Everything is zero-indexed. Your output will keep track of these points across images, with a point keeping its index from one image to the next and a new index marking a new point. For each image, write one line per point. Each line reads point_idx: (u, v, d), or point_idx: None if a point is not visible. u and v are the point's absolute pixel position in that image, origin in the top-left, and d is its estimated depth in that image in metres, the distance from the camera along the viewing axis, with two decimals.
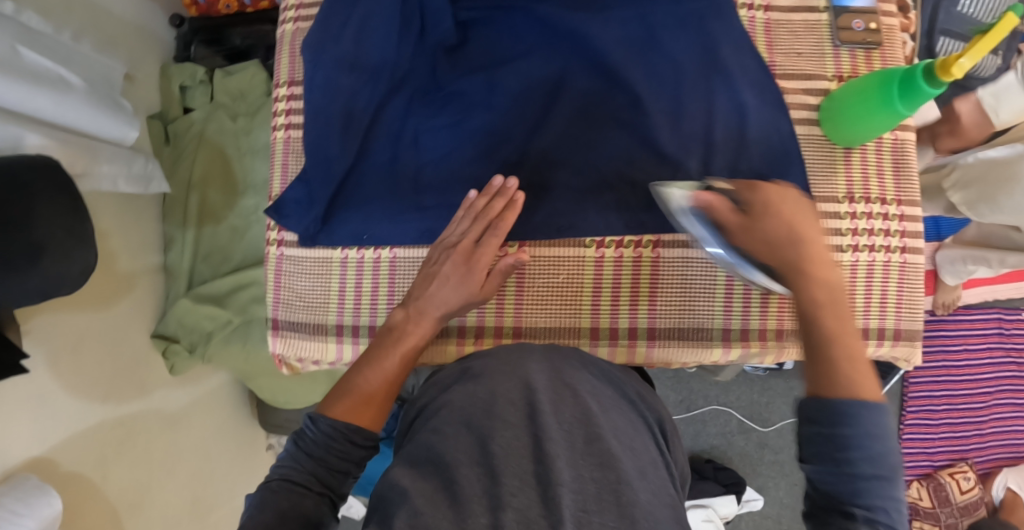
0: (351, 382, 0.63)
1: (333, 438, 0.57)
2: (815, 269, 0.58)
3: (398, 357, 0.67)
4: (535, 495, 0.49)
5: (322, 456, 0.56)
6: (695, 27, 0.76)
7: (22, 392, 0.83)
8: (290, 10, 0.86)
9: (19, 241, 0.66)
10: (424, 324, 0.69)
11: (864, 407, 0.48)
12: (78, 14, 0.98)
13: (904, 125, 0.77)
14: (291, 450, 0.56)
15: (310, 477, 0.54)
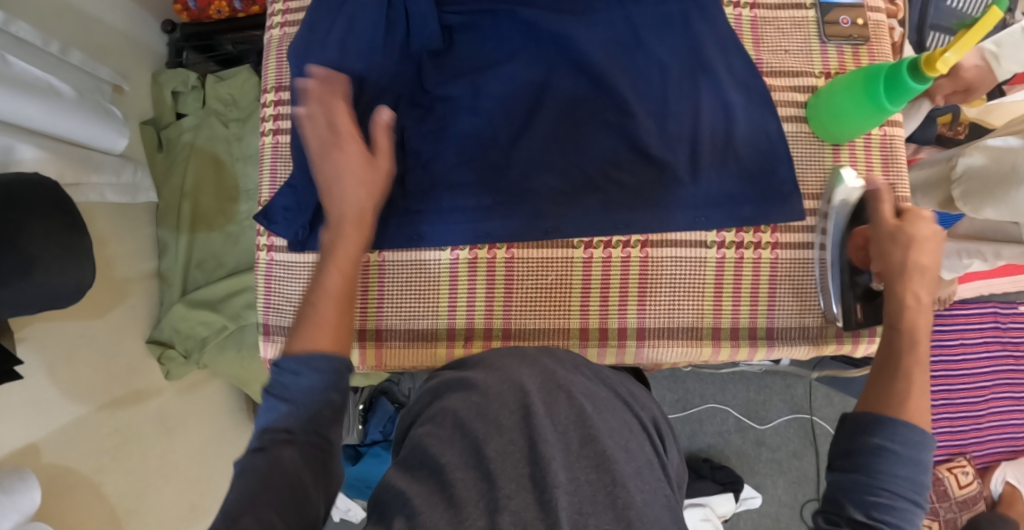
0: (304, 319, 0.60)
1: (304, 374, 0.55)
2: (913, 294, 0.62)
3: (338, 269, 0.64)
4: (531, 497, 0.49)
5: (298, 398, 0.54)
6: (680, 27, 0.76)
7: (17, 402, 0.83)
8: (277, 16, 0.86)
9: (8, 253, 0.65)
10: (354, 225, 0.66)
11: (909, 433, 0.52)
12: (66, 23, 0.98)
13: (892, 121, 0.77)
14: (269, 402, 0.54)
15: (290, 427, 0.52)
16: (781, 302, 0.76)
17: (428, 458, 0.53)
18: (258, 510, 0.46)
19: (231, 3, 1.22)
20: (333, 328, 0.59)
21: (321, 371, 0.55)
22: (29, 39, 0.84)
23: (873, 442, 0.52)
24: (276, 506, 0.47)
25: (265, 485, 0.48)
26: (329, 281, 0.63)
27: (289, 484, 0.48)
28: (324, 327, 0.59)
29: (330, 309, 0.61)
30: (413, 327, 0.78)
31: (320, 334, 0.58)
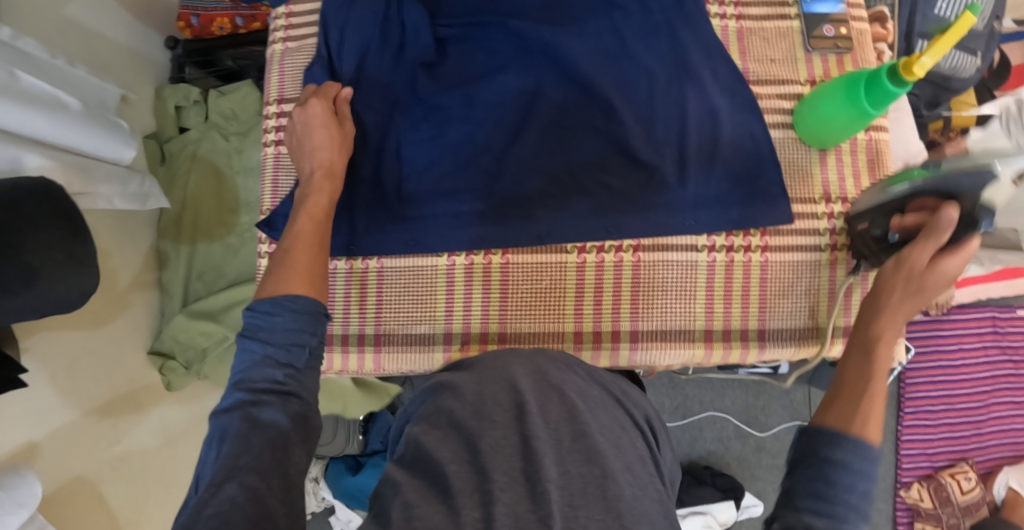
0: (275, 260, 0.64)
1: (276, 313, 0.58)
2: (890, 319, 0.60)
3: (308, 218, 0.68)
4: (523, 490, 0.50)
5: (272, 339, 0.57)
6: (666, 37, 0.78)
7: (19, 410, 0.84)
8: (279, 31, 0.88)
9: (13, 263, 0.67)
10: (320, 180, 0.71)
11: (864, 448, 0.50)
12: (70, 39, 1.01)
13: (878, 125, 0.79)
14: (244, 347, 0.57)
15: (264, 379, 0.54)
16: (772, 303, 0.77)
17: (424, 454, 0.54)
18: (240, 473, 0.49)
19: (233, 20, 1.25)
20: (306, 270, 0.63)
21: (294, 312, 0.58)
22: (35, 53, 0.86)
23: (831, 455, 0.50)
24: (256, 462, 0.50)
25: (245, 444, 0.50)
26: (299, 227, 0.68)
27: (268, 440, 0.51)
28: (294, 266, 0.63)
29: (301, 253, 0.65)
30: (412, 332, 0.80)
31: (291, 275, 0.62)
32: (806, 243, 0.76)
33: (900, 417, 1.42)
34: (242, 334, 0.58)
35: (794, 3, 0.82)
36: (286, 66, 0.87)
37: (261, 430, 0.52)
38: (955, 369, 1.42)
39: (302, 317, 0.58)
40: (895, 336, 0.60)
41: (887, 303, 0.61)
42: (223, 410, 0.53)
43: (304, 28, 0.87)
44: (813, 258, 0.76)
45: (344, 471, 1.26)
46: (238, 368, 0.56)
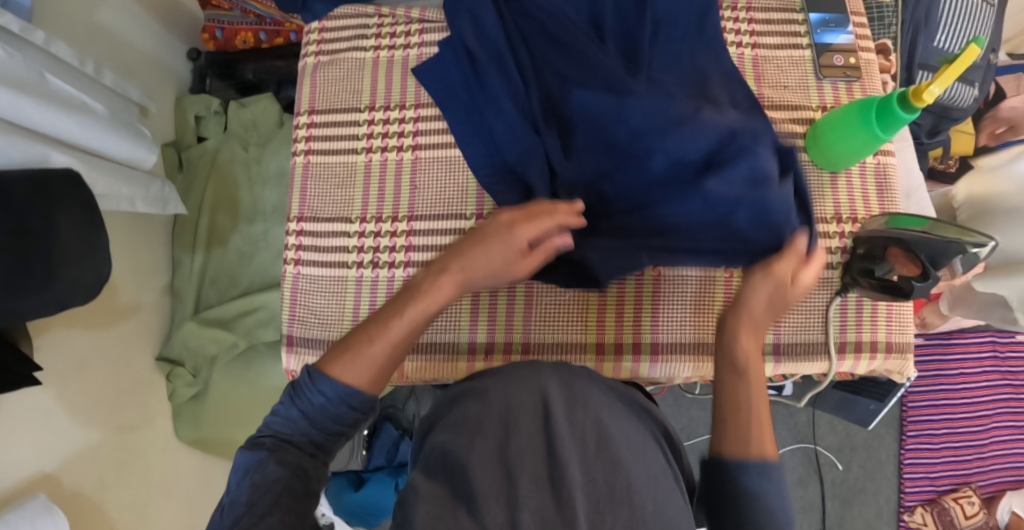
0: (354, 337, 0.62)
1: (333, 401, 0.58)
2: (745, 338, 0.65)
3: (406, 322, 0.63)
4: (549, 496, 0.51)
5: (318, 416, 0.58)
6: (688, 63, 0.81)
7: (28, 407, 0.85)
8: (312, 45, 0.92)
9: (34, 249, 0.70)
10: (443, 287, 0.66)
11: (770, 476, 0.56)
12: (98, 45, 1.04)
13: (885, 149, 0.82)
14: (289, 408, 0.58)
15: (304, 429, 0.57)
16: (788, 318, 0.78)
17: (450, 459, 0.55)
18: (282, 511, 0.51)
19: (256, 35, 1.27)
20: (379, 368, 0.61)
21: (350, 407, 0.58)
22: (66, 59, 0.88)
23: (741, 489, 0.56)
24: (288, 494, 0.52)
25: (285, 484, 0.53)
26: (395, 325, 0.63)
27: (301, 489, 0.53)
28: (373, 364, 0.60)
29: (385, 348, 0.62)
30: (435, 341, 0.81)
31: (363, 368, 0.60)
32: (818, 261, 0.78)
33: (903, 439, 1.43)
34: (292, 396, 0.59)
35: (806, 33, 0.85)
36: (319, 80, 0.90)
37: (299, 478, 0.54)
38: (957, 392, 1.44)
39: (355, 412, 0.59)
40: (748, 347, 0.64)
41: (735, 322, 0.66)
42: (258, 444, 0.56)
43: (337, 44, 0.90)
44: (825, 274, 0.78)
45: (346, 486, 1.25)
46: (276, 420, 0.58)
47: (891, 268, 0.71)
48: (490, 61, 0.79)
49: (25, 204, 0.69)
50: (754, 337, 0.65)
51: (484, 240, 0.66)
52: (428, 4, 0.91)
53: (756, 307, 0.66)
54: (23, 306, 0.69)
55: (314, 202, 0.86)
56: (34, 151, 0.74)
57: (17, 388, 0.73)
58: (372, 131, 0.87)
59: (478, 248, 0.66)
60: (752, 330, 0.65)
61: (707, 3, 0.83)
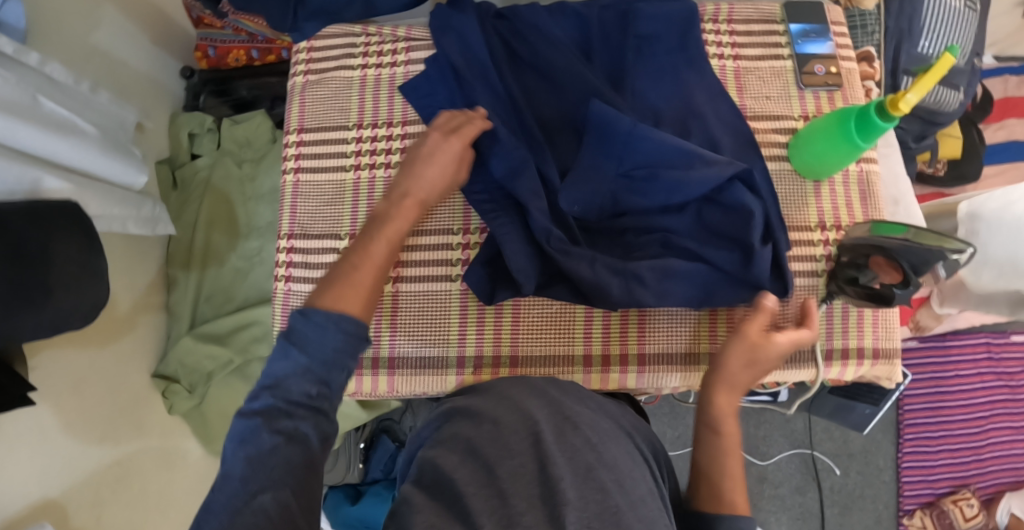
0: (338, 272, 0.63)
1: (329, 329, 0.55)
2: (722, 395, 0.68)
3: (384, 242, 0.68)
4: (543, 513, 0.51)
5: (317, 353, 0.54)
6: (671, 77, 0.83)
7: (24, 428, 0.85)
8: (301, 64, 0.93)
9: (33, 277, 0.69)
10: (407, 206, 0.71)
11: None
12: (93, 64, 1.06)
13: (868, 157, 0.82)
14: (285, 351, 0.54)
15: (303, 367, 0.54)
16: None
17: (441, 476, 0.55)
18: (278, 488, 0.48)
19: (248, 53, 1.28)
20: (364, 294, 0.61)
21: (347, 334, 0.55)
22: (59, 79, 0.88)
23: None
24: (282, 466, 0.49)
25: (281, 452, 0.50)
26: (373, 249, 0.66)
27: (301, 459, 0.50)
28: (362, 286, 0.62)
29: (371, 271, 0.64)
30: (424, 356, 0.82)
31: (349, 296, 0.60)
32: (803, 270, 0.78)
33: (900, 443, 1.43)
34: (285, 338, 0.55)
35: (788, 44, 0.86)
36: (308, 99, 0.91)
37: (298, 445, 0.51)
38: (953, 395, 1.44)
39: (352, 341, 0.56)
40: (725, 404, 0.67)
41: (714, 380, 0.68)
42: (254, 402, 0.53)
43: (326, 63, 0.92)
44: (810, 283, 0.78)
45: (342, 500, 1.24)
46: (272, 369, 0.55)
47: (875, 275, 0.71)
48: (475, 75, 0.80)
49: (25, 235, 0.69)
50: (734, 396, 0.68)
51: (423, 156, 0.73)
52: (415, 22, 0.92)
53: (735, 365, 0.68)
54: (19, 331, 0.68)
55: (305, 220, 0.87)
56: (26, 176, 0.76)
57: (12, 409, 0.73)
58: (361, 148, 0.88)
59: (423, 165, 0.73)
60: (732, 387, 0.68)
61: (690, 15, 0.84)
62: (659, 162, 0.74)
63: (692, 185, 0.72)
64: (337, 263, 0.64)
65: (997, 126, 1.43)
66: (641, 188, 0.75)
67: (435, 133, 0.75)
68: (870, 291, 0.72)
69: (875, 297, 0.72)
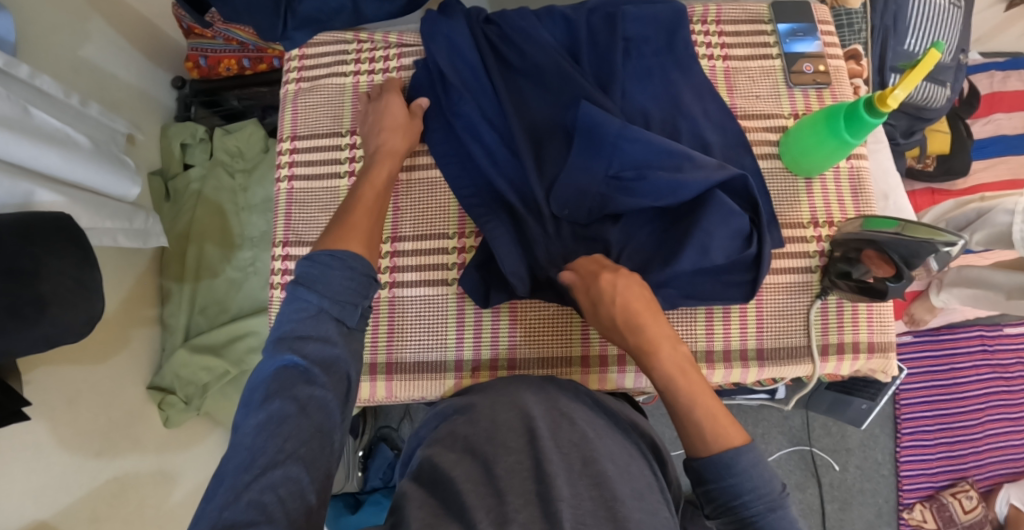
0: (337, 224, 0.67)
1: (334, 264, 0.59)
2: (653, 351, 0.66)
3: (371, 193, 0.74)
4: (537, 511, 0.51)
5: (328, 294, 0.57)
6: (659, 78, 0.84)
7: (17, 444, 0.84)
8: (293, 72, 0.93)
9: (23, 296, 0.67)
10: (384, 166, 0.78)
11: (735, 464, 0.58)
12: (84, 78, 1.05)
13: (858, 153, 0.83)
14: (297, 295, 0.57)
15: (318, 316, 0.56)
16: (769, 324, 0.79)
17: (440, 474, 0.55)
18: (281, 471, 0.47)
19: (240, 62, 1.26)
20: (363, 237, 0.66)
21: (354, 273, 0.59)
22: (51, 91, 0.88)
23: (721, 485, 0.58)
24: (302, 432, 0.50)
25: (294, 418, 0.50)
26: (365, 201, 0.72)
27: (317, 426, 0.51)
28: (360, 232, 0.67)
29: (366, 218, 0.70)
30: (422, 360, 0.82)
31: (349, 240, 0.64)
32: (797, 265, 0.79)
33: (898, 437, 1.44)
34: (296, 283, 0.58)
35: (775, 43, 0.87)
36: (300, 106, 0.91)
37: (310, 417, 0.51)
38: (949, 388, 1.45)
39: (355, 283, 0.59)
40: (663, 352, 0.66)
41: (641, 338, 0.67)
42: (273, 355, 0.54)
43: (317, 71, 0.92)
44: (804, 279, 0.79)
45: (342, 509, 1.22)
46: (286, 319, 0.56)
47: (868, 270, 0.72)
48: (465, 79, 0.81)
49: (16, 251, 0.68)
50: (667, 344, 0.66)
51: (380, 119, 0.82)
52: (406, 28, 0.93)
53: (650, 321, 0.67)
54: (13, 347, 0.67)
55: (299, 227, 0.87)
56: (16, 190, 0.76)
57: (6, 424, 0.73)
58: (354, 155, 0.88)
59: (387, 131, 0.81)
60: (662, 336, 0.67)
61: (678, 17, 0.84)
62: (649, 163, 0.74)
63: (684, 184, 0.72)
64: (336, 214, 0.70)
65: (984, 121, 1.45)
66: (630, 189, 0.75)
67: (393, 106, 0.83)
68: (862, 281, 0.73)
69: (864, 286, 0.72)
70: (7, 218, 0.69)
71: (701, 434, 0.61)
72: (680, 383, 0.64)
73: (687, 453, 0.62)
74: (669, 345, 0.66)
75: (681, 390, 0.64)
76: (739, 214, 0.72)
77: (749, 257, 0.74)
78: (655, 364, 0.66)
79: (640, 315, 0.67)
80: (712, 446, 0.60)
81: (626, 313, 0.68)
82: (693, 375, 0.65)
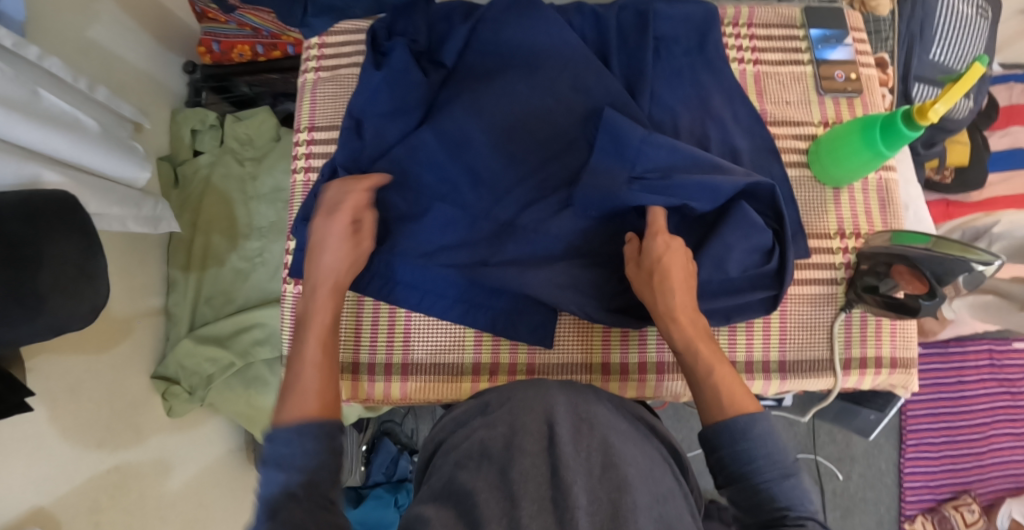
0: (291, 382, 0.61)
1: (294, 439, 0.54)
2: (678, 320, 0.65)
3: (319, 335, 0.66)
4: (551, 519, 0.48)
5: (296, 460, 0.53)
6: (690, 79, 0.82)
7: (20, 433, 0.82)
8: (312, 60, 0.91)
9: (24, 285, 0.65)
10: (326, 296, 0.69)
11: (753, 426, 0.57)
12: (91, 60, 1.03)
13: (887, 165, 0.82)
14: (268, 473, 0.53)
15: (285, 476, 0.52)
16: (793, 336, 0.77)
17: (457, 483, 0.53)
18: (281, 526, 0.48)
19: (253, 48, 1.24)
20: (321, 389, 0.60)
21: (309, 437, 0.54)
22: (59, 74, 0.85)
23: (733, 449, 0.57)
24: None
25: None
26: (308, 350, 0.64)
27: None
28: (315, 385, 0.60)
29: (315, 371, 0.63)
30: (438, 362, 0.81)
31: (308, 397, 0.59)
32: (823, 277, 0.78)
33: (903, 448, 1.43)
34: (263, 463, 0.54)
35: (807, 49, 0.86)
36: (319, 96, 0.89)
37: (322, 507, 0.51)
38: (955, 401, 1.44)
39: (316, 438, 0.54)
40: (686, 324, 0.65)
41: (667, 309, 0.66)
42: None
43: (338, 61, 0.90)
44: (830, 291, 0.77)
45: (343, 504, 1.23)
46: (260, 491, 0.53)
47: (896, 285, 0.71)
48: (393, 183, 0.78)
49: (19, 235, 0.66)
50: (691, 318, 0.66)
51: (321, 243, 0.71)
52: None
53: (675, 288, 0.66)
54: (16, 336, 0.66)
55: None
56: (23, 172, 0.73)
57: (8, 415, 0.71)
58: None
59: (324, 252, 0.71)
60: (686, 307, 0.66)
61: (711, 19, 0.83)
62: (674, 166, 0.72)
63: (717, 186, 0.69)
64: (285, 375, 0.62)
65: (1001, 133, 1.43)
66: (658, 189, 0.70)
67: (321, 217, 0.72)
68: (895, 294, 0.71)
69: (894, 298, 0.71)
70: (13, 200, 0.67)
71: (717, 399, 0.60)
72: (700, 354, 0.63)
73: (700, 417, 0.61)
74: (688, 317, 0.66)
75: (702, 362, 0.63)
76: (761, 230, 0.71)
77: (769, 271, 0.73)
78: (679, 333, 0.65)
79: (668, 283, 0.66)
80: (730, 411, 0.58)
81: (663, 280, 0.67)
82: (712, 346, 0.64)
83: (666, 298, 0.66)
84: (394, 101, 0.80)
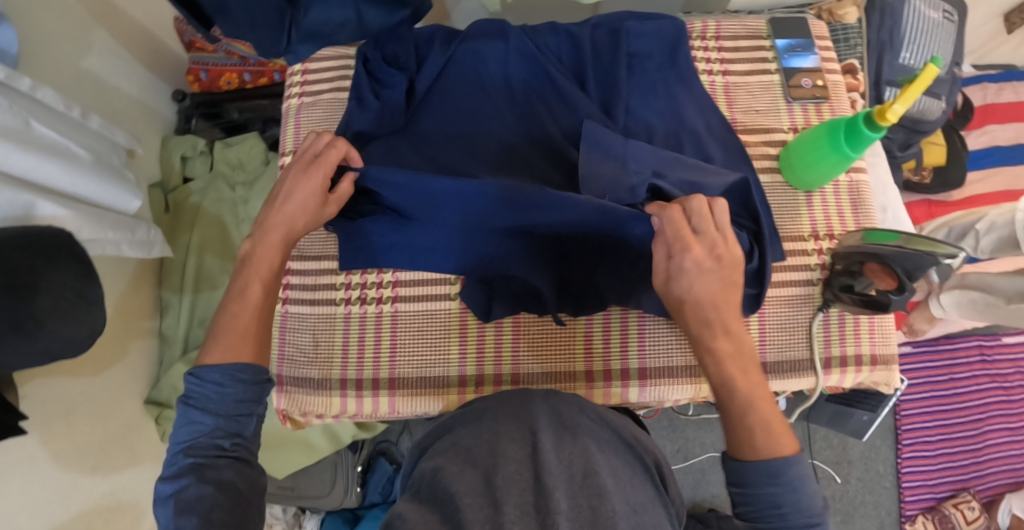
0: (220, 326, 0.65)
1: (222, 385, 0.61)
2: (724, 351, 0.64)
3: (258, 284, 0.68)
4: (534, 521, 0.49)
5: (219, 411, 0.61)
6: (662, 93, 0.85)
7: (14, 458, 0.83)
8: (296, 85, 0.93)
9: (19, 310, 0.66)
10: (270, 249, 0.69)
11: (792, 474, 0.58)
12: (85, 90, 1.06)
13: (857, 166, 0.84)
14: (190, 417, 0.61)
15: (212, 422, 0.61)
16: (771, 336, 0.79)
17: (440, 487, 0.54)
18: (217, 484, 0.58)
19: (242, 76, 1.29)
20: (254, 338, 0.65)
21: (242, 384, 0.62)
22: (53, 105, 0.88)
23: (763, 492, 0.58)
24: (223, 508, 0.57)
25: (211, 500, 0.57)
26: (249, 289, 0.68)
27: None
28: (246, 337, 0.65)
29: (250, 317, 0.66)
30: (425, 375, 0.82)
31: (239, 345, 0.64)
32: (799, 279, 0.79)
33: (898, 448, 1.43)
34: (185, 404, 0.61)
35: (775, 59, 0.89)
36: (303, 121, 0.91)
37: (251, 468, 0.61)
38: (949, 398, 1.45)
39: (247, 386, 0.62)
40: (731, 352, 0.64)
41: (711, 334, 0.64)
42: (173, 475, 0.59)
43: (321, 85, 0.92)
44: (806, 292, 0.79)
45: (341, 525, 1.23)
46: (184, 434, 0.61)
47: (869, 283, 0.73)
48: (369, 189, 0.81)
49: (16, 262, 0.67)
50: (734, 343, 0.64)
51: (287, 190, 0.69)
52: None
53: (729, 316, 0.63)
54: (10, 361, 0.67)
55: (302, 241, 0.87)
56: (18, 201, 0.75)
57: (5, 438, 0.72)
58: None
59: (286, 199, 0.69)
60: (737, 333, 0.64)
61: (679, 33, 0.86)
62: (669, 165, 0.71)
63: (703, 185, 0.71)
64: (218, 315, 0.67)
65: (978, 133, 1.47)
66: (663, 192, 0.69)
67: (295, 164, 0.70)
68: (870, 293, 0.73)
69: (866, 294, 0.73)
70: (8, 231, 0.68)
71: (753, 439, 0.60)
72: (739, 384, 0.63)
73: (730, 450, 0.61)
74: (734, 346, 0.64)
75: (744, 397, 0.62)
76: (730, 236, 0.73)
77: (750, 271, 0.74)
78: (717, 367, 0.64)
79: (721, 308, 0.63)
80: (767, 454, 0.59)
81: (696, 309, 0.64)
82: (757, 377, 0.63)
83: (710, 325, 0.64)
84: (382, 129, 0.82)
